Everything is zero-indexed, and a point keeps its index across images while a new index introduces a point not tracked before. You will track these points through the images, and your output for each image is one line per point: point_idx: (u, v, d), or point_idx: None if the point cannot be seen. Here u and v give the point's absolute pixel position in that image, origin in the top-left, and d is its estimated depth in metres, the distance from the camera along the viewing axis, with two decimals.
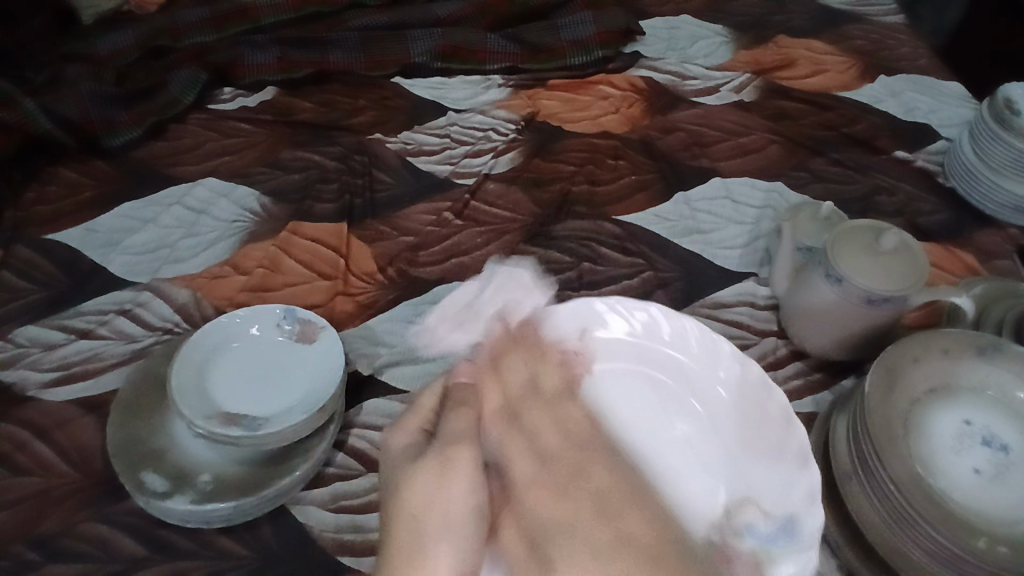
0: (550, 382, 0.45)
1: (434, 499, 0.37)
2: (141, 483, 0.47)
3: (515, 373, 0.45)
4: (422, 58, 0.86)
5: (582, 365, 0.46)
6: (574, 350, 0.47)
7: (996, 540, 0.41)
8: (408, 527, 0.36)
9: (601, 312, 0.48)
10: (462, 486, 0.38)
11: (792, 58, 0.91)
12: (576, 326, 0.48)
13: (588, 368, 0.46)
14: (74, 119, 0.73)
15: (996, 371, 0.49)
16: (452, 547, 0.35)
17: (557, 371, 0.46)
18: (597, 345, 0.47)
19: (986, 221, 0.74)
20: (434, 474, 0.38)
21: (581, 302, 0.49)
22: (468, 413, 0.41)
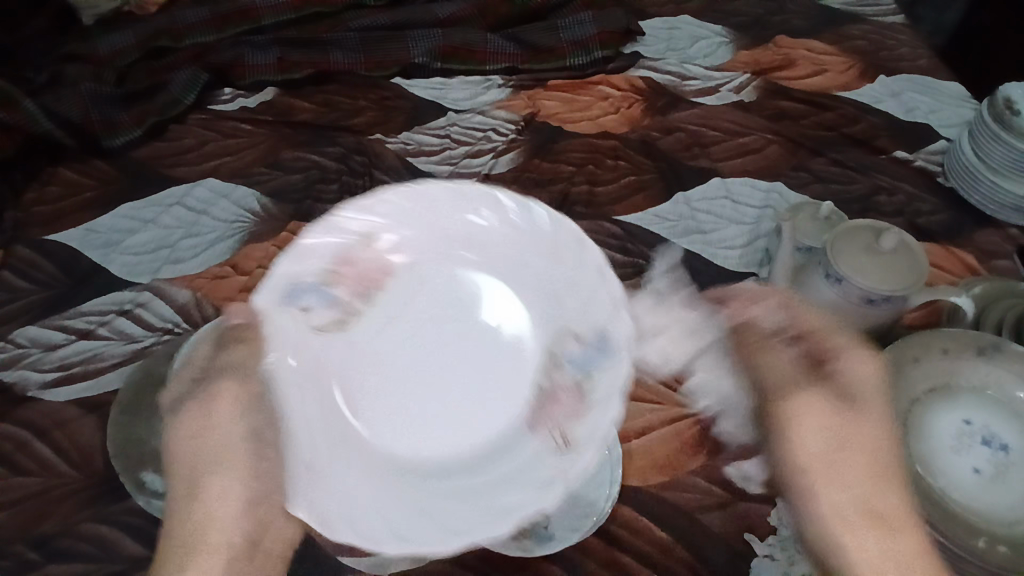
0: (353, 294, 0.48)
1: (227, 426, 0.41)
2: (141, 482, 0.49)
3: (315, 295, 0.46)
4: (422, 58, 0.86)
5: (385, 269, 0.49)
6: (362, 258, 0.48)
7: (995, 540, 0.42)
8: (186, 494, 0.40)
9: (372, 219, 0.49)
10: (247, 419, 0.42)
11: (792, 58, 0.91)
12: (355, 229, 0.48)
13: (391, 271, 0.50)
14: (74, 119, 0.74)
15: (995, 371, 0.49)
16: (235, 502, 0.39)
17: (364, 281, 0.48)
18: (399, 265, 0.50)
19: (986, 221, 0.74)
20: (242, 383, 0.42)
21: (354, 213, 0.48)
22: (250, 348, 0.43)
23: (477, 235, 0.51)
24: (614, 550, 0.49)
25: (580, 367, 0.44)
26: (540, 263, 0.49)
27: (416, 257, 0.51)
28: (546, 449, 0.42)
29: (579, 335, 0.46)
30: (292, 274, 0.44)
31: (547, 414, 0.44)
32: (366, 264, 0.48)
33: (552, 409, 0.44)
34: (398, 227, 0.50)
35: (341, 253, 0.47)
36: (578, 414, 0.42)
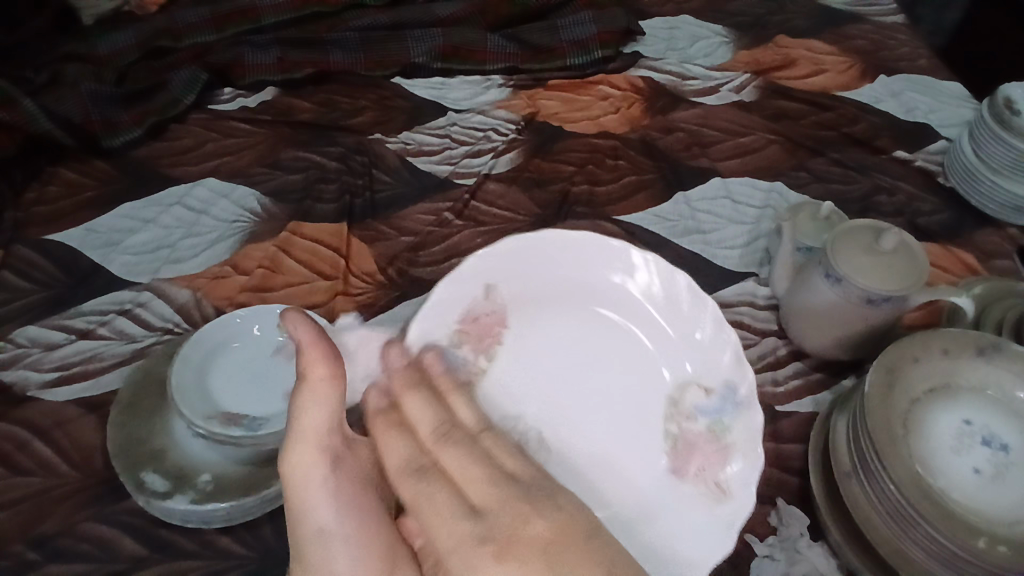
0: (478, 350, 0.49)
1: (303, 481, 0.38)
2: (141, 482, 0.48)
3: (453, 355, 0.47)
4: (422, 58, 0.86)
5: (499, 321, 0.50)
6: (486, 313, 0.50)
7: (996, 540, 0.41)
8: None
9: (502, 269, 0.50)
10: (330, 504, 0.38)
11: (792, 58, 0.91)
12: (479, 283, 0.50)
13: (506, 322, 0.50)
14: (75, 119, 0.73)
15: (995, 371, 0.49)
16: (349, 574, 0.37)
17: (479, 335, 0.49)
18: (505, 297, 0.50)
19: (986, 221, 0.74)
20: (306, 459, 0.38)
21: (472, 262, 0.49)
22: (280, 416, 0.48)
23: (605, 289, 0.52)
24: None
25: (710, 418, 0.49)
26: (648, 306, 0.51)
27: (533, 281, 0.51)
28: (698, 407, 0.49)
29: (707, 386, 0.50)
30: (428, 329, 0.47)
31: (691, 449, 0.48)
32: (517, 299, 0.51)
33: (692, 450, 0.48)
34: (514, 276, 0.51)
35: (467, 313, 0.49)
36: (722, 459, 0.47)
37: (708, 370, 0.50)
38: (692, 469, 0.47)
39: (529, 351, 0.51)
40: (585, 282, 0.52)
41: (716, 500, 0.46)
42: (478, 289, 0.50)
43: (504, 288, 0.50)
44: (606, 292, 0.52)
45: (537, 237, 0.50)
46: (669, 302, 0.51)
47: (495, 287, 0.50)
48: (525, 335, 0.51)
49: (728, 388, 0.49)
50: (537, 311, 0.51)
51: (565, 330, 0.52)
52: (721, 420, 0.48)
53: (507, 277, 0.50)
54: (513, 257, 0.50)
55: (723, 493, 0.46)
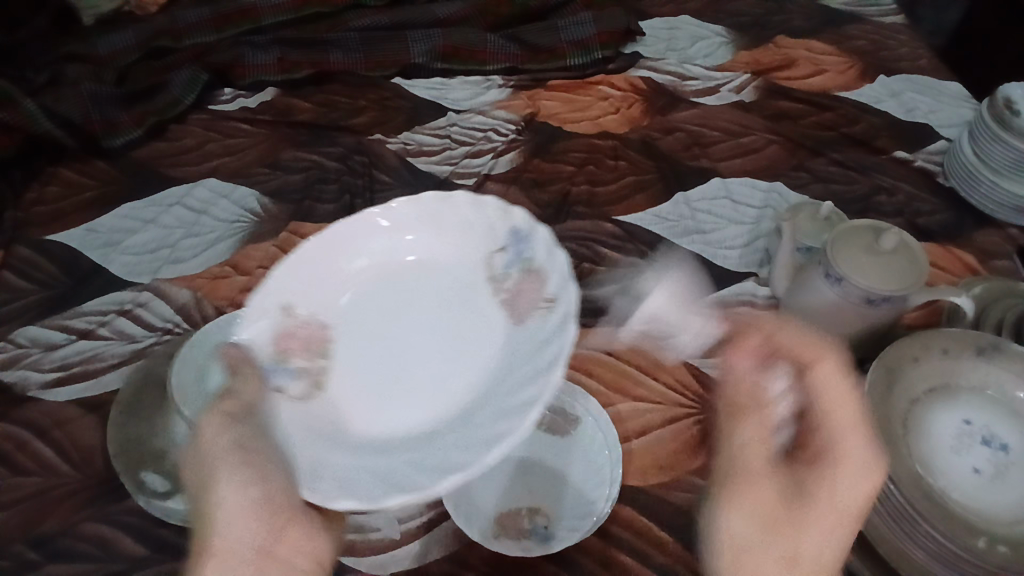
0: (310, 355, 0.48)
1: (218, 436, 0.41)
2: (141, 482, 0.49)
3: (281, 375, 0.47)
4: (422, 58, 0.86)
5: (324, 332, 0.49)
6: (300, 327, 0.49)
7: (996, 539, 0.41)
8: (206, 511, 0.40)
9: (299, 279, 0.49)
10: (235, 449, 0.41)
11: (792, 58, 0.91)
12: (276, 306, 0.48)
13: (328, 325, 0.50)
14: (75, 119, 0.74)
15: (997, 371, 0.49)
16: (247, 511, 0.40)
17: (305, 341, 0.49)
18: (325, 309, 0.50)
19: (986, 221, 0.74)
20: (224, 417, 0.42)
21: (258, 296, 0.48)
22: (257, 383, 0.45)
23: (384, 245, 0.52)
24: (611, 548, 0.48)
25: (515, 262, 0.51)
26: (444, 228, 0.53)
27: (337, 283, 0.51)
28: (507, 270, 0.51)
29: (500, 245, 0.52)
30: (256, 351, 0.47)
31: (519, 300, 0.50)
32: (321, 288, 0.50)
33: (521, 299, 0.50)
34: (308, 296, 0.50)
35: (276, 334, 0.48)
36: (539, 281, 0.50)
37: (498, 234, 0.52)
38: (528, 308, 0.49)
39: (383, 332, 0.50)
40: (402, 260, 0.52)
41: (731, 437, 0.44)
42: (272, 314, 0.48)
43: (305, 306, 0.49)
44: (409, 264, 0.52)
45: (303, 250, 0.50)
46: (480, 224, 0.52)
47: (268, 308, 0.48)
48: (349, 311, 0.50)
49: (514, 233, 0.51)
50: (353, 291, 0.51)
51: (391, 291, 0.51)
52: (530, 260, 0.50)
53: (302, 295, 0.49)
54: (306, 265, 0.50)
55: (552, 300, 0.48)
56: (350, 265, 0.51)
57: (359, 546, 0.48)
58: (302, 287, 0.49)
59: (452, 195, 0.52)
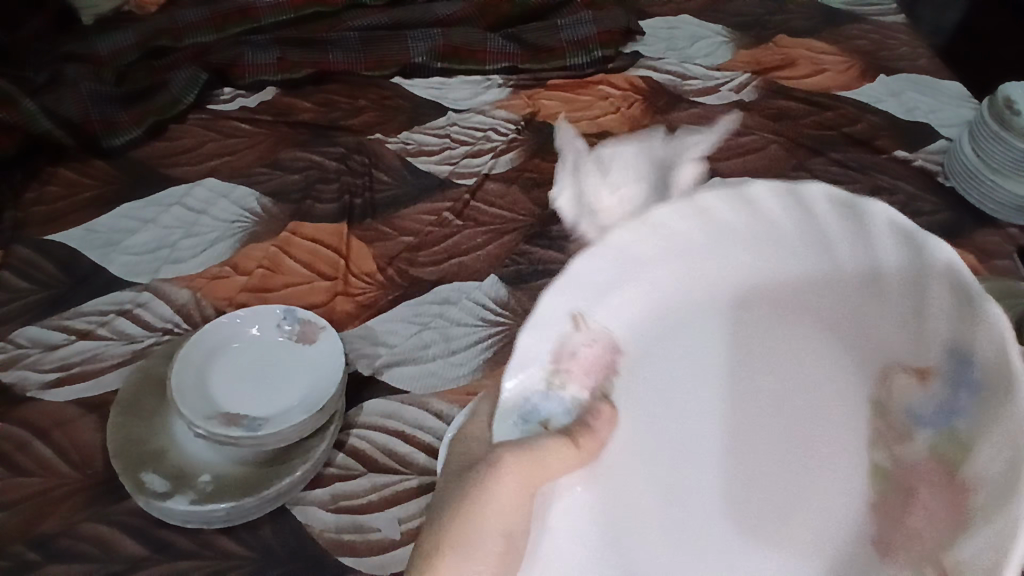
0: (589, 391, 0.31)
1: (507, 510, 0.28)
2: (141, 483, 0.48)
3: (551, 406, 0.32)
4: (422, 58, 0.86)
5: (621, 345, 0.31)
6: (587, 347, 0.31)
7: None
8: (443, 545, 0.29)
9: (598, 268, 0.30)
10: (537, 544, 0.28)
11: (791, 58, 0.91)
12: (568, 310, 0.31)
13: (625, 347, 0.32)
14: (74, 120, 0.74)
15: None
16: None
17: (596, 366, 0.31)
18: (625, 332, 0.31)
19: (986, 221, 0.74)
20: (527, 480, 0.29)
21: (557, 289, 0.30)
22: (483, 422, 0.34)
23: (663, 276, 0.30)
24: None
25: (851, 258, 0.29)
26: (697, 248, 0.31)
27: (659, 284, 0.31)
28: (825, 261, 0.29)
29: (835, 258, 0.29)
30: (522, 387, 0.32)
31: (886, 411, 0.29)
32: (606, 303, 0.31)
33: (886, 412, 0.29)
34: (617, 303, 0.31)
35: (555, 354, 0.31)
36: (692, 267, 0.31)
37: (843, 268, 0.29)
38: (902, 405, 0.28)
39: (639, 394, 0.32)
40: (669, 230, 0.30)
41: (942, 401, 0.26)
42: (564, 324, 0.31)
43: (625, 326, 0.31)
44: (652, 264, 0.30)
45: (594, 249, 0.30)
46: (806, 240, 0.29)
47: (610, 279, 0.30)
48: (657, 348, 0.32)
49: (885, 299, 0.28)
50: (640, 303, 0.31)
51: (787, 317, 0.32)
52: (946, 419, 0.26)
53: (601, 297, 0.31)
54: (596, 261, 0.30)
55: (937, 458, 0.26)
56: (651, 271, 0.30)
57: (361, 547, 0.49)
58: (603, 275, 0.30)
59: (797, 188, 0.29)
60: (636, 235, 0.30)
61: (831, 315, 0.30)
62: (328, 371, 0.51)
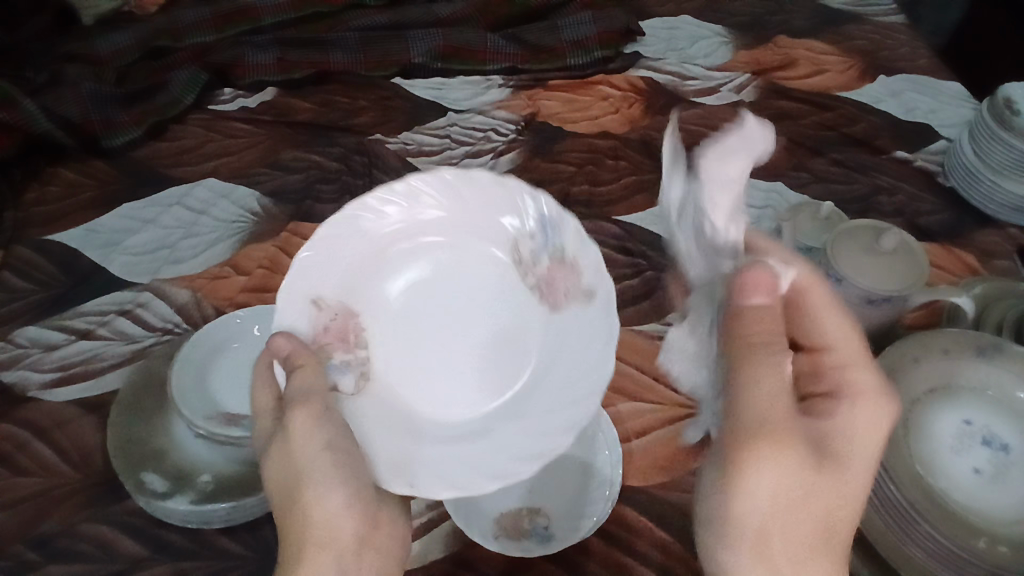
0: (342, 352, 0.49)
1: (308, 434, 0.42)
2: (141, 482, 0.48)
3: (339, 372, 0.48)
4: (422, 58, 0.86)
5: (352, 312, 0.50)
6: (331, 321, 0.49)
7: (996, 540, 0.41)
8: (288, 487, 0.42)
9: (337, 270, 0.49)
10: (332, 444, 0.43)
11: (792, 58, 0.91)
12: (307, 297, 0.47)
13: (354, 310, 0.50)
14: (74, 119, 0.74)
15: (997, 371, 0.49)
16: (341, 487, 0.42)
17: (342, 335, 0.49)
18: (354, 300, 0.50)
19: (986, 221, 0.74)
20: (309, 416, 0.43)
21: (292, 281, 0.46)
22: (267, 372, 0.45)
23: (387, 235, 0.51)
24: (613, 549, 0.49)
25: (546, 246, 0.51)
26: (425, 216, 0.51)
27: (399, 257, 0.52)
28: (534, 248, 0.51)
29: (524, 220, 0.51)
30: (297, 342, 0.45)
31: (555, 284, 0.51)
32: (342, 279, 0.49)
33: (556, 283, 0.51)
34: (330, 280, 0.49)
35: (314, 330, 0.48)
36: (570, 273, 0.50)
37: (522, 208, 0.50)
38: (563, 295, 0.50)
39: (400, 318, 0.52)
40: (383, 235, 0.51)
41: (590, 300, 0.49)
42: (306, 308, 0.47)
43: (338, 290, 0.49)
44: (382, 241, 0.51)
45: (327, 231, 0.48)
46: (484, 198, 0.51)
47: (337, 275, 0.49)
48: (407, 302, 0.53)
49: (543, 219, 0.50)
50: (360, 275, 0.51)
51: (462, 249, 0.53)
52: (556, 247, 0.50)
53: (330, 285, 0.49)
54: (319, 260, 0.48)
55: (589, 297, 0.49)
56: (358, 241, 0.50)
57: None
58: (324, 262, 0.48)
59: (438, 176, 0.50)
60: (365, 222, 0.50)
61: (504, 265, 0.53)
62: None
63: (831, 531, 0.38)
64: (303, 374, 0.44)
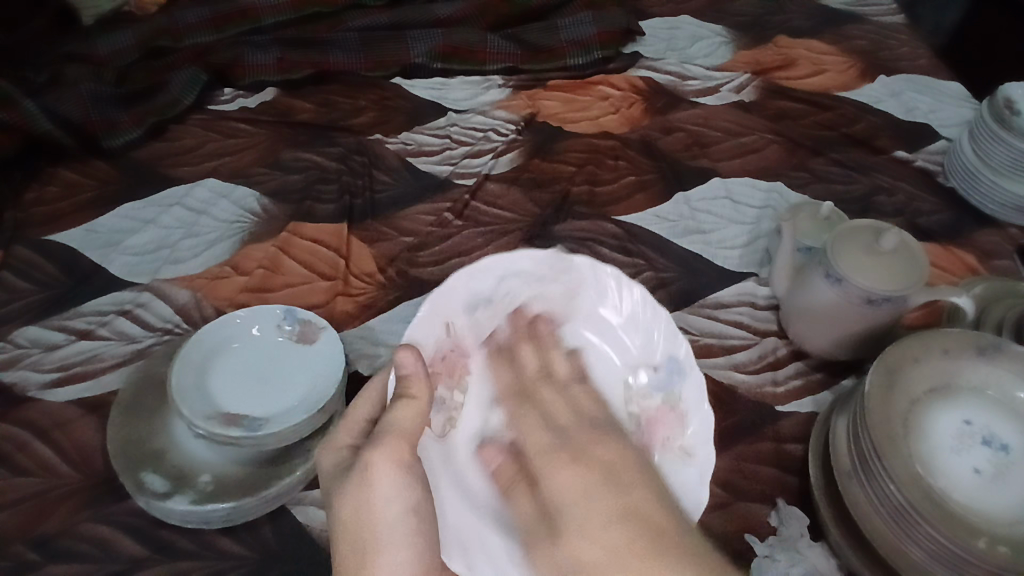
0: (445, 386, 0.50)
1: (385, 490, 0.40)
2: (141, 483, 0.48)
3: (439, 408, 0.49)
4: (422, 58, 0.86)
5: (465, 356, 0.51)
6: (450, 349, 0.50)
7: (996, 540, 0.41)
8: (358, 533, 0.40)
9: (461, 306, 0.50)
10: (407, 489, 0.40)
11: (791, 58, 0.91)
12: (441, 322, 0.49)
13: (467, 352, 0.51)
14: (74, 119, 0.73)
15: (996, 371, 0.49)
16: (410, 547, 0.40)
17: (449, 372, 0.50)
18: (465, 336, 0.50)
19: (986, 221, 0.74)
20: (392, 458, 0.40)
21: (429, 304, 0.48)
22: (411, 407, 0.42)
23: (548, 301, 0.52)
24: None
25: (660, 389, 0.50)
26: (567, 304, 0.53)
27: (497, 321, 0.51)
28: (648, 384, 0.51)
29: (655, 363, 0.51)
30: (416, 341, 0.47)
31: (653, 429, 0.49)
32: (470, 327, 0.50)
33: (654, 428, 0.49)
34: (465, 312, 0.50)
35: (434, 351, 0.48)
36: (681, 422, 0.48)
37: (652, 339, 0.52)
38: (661, 441, 0.48)
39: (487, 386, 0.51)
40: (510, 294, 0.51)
41: (683, 462, 0.46)
42: (437, 331, 0.49)
43: (464, 329, 0.50)
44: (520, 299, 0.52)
45: (515, 257, 0.50)
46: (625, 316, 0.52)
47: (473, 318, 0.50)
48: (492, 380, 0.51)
49: (673, 362, 0.51)
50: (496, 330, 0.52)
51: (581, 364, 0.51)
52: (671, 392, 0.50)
53: (463, 315, 0.50)
54: (477, 284, 0.50)
55: (687, 453, 0.47)
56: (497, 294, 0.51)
57: None
58: (460, 296, 0.49)
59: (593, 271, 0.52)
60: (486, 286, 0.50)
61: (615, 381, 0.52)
62: (327, 371, 0.52)
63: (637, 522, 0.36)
64: (402, 414, 0.42)
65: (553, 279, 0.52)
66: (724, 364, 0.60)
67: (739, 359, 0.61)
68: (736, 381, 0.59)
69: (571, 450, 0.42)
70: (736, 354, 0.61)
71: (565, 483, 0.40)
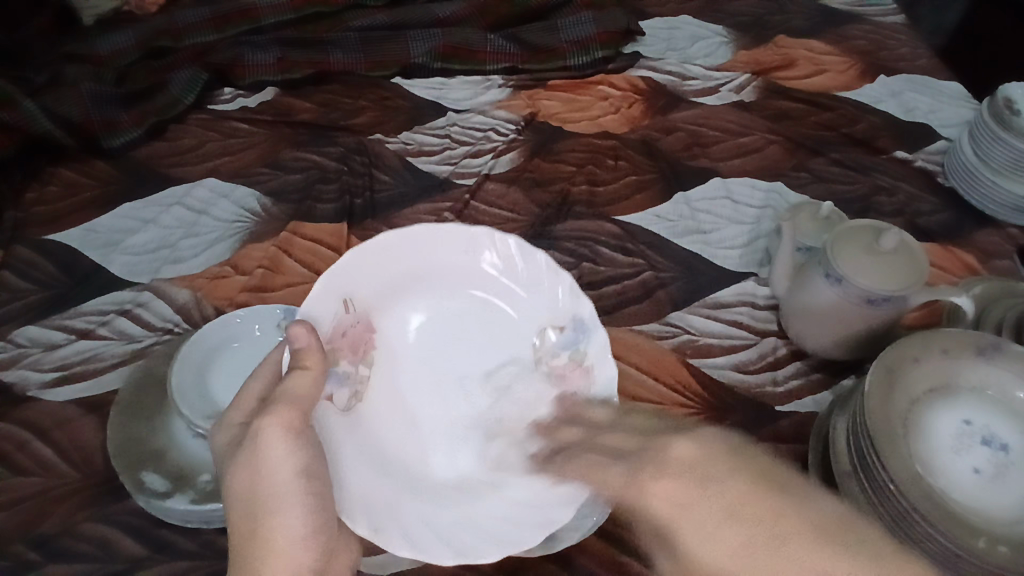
0: (352, 361, 0.49)
1: (280, 463, 0.43)
2: (141, 482, 0.48)
3: (332, 381, 0.48)
4: (422, 58, 0.86)
5: (371, 335, 0.51)
6: (352, 325, 0.50)
7: (995, 540, 0.41)
8: (251, 500, 0.43)
9: (361, 278, 0.50)
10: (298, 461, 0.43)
11: (792, 58, 0.91)
12: (339, 298, 0.48)
13: (375, 333, 0.51)
14: (74, 119, 0.73)
15: (996, 371, 0.49)
16: (303, 508, 0.43)
17: (355, 347, 0.50)
18: (368, 308, 0.50)
19: (986, 221, 0.74)
20: (285, 427, 0.43)
21: (327, 278, 0.48)
22: (307, 374, 0.44)
23: (450, 278, 0.53)
24: (613, 549, 0.49)
25: (569, 348, 0.52)
26: (473, 276, 0.54)
27: (399, 301, 0.52)
28: (556, 342, 0.53)
29: (558, 322, 0.53)
30: (314, 315, 0.47)
31: (566, 383, 0.52)
32: (370, 301, 0.50)
33: (567, 382, 0.52)
34: (364, 284, 0.50)
35: (332, 327, 0.48)
36: (588, 378, 0.51)
37: (555, 302, 0.53)
38: (569, 394, 0.51)
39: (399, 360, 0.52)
40: (410, 267, 0.52)
41: (602, 414, 0.50)
42: (335, 306, 0.48)
43: (364, 303, 0.50)
44: (419, 270, 0.52)
45: (410, 230, 0.51)
46: (528, 281, 0.54)
47: (366, 287, 0.50)
48: (398, 355, 0.52)
49: (576, 320, 0.53)
50: (398, 306, 0.52)
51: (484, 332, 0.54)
52: (580, 349, 0.52)
53: (365, 286, 0.50)
54: (369, 259, 0.49)
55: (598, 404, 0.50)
56: (396, 268, 0.51)
57: None
58: (354, 271, 0.49)
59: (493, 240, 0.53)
60: (382, 255, 0.50)
61: (523, 345, 0.54)
62: None
63: (741, 506, 0.38)
64: (298, 379, 0.44)
65: (454, 253, 0.53)
66: (724, 364, 0.60)
67: (739, 359, 0.61)
68: (736, 381, 0.59)
69: (654, 465, 0.43)
70: (736, 354, 0.61)
71: (665, 497, 0.41)
